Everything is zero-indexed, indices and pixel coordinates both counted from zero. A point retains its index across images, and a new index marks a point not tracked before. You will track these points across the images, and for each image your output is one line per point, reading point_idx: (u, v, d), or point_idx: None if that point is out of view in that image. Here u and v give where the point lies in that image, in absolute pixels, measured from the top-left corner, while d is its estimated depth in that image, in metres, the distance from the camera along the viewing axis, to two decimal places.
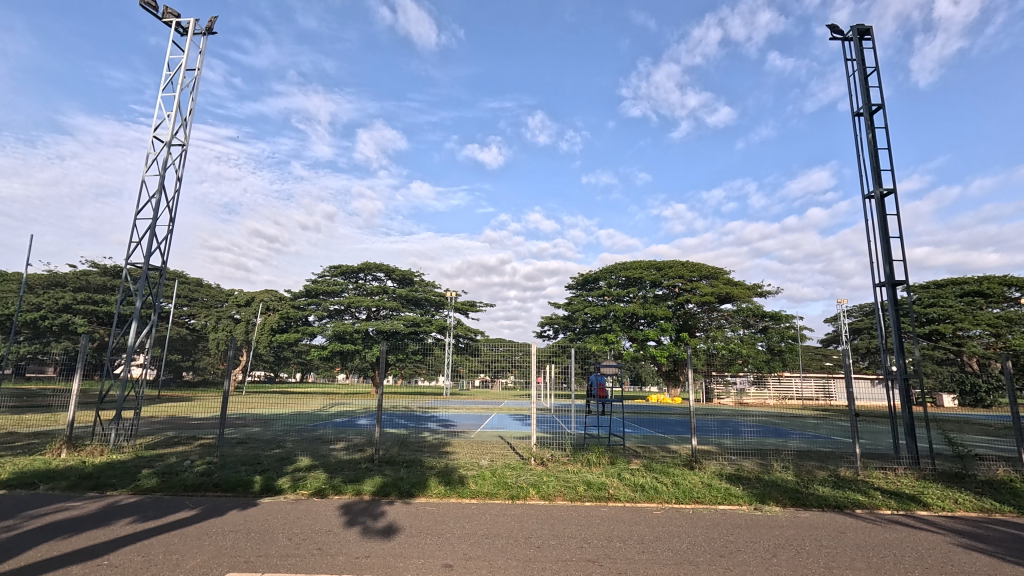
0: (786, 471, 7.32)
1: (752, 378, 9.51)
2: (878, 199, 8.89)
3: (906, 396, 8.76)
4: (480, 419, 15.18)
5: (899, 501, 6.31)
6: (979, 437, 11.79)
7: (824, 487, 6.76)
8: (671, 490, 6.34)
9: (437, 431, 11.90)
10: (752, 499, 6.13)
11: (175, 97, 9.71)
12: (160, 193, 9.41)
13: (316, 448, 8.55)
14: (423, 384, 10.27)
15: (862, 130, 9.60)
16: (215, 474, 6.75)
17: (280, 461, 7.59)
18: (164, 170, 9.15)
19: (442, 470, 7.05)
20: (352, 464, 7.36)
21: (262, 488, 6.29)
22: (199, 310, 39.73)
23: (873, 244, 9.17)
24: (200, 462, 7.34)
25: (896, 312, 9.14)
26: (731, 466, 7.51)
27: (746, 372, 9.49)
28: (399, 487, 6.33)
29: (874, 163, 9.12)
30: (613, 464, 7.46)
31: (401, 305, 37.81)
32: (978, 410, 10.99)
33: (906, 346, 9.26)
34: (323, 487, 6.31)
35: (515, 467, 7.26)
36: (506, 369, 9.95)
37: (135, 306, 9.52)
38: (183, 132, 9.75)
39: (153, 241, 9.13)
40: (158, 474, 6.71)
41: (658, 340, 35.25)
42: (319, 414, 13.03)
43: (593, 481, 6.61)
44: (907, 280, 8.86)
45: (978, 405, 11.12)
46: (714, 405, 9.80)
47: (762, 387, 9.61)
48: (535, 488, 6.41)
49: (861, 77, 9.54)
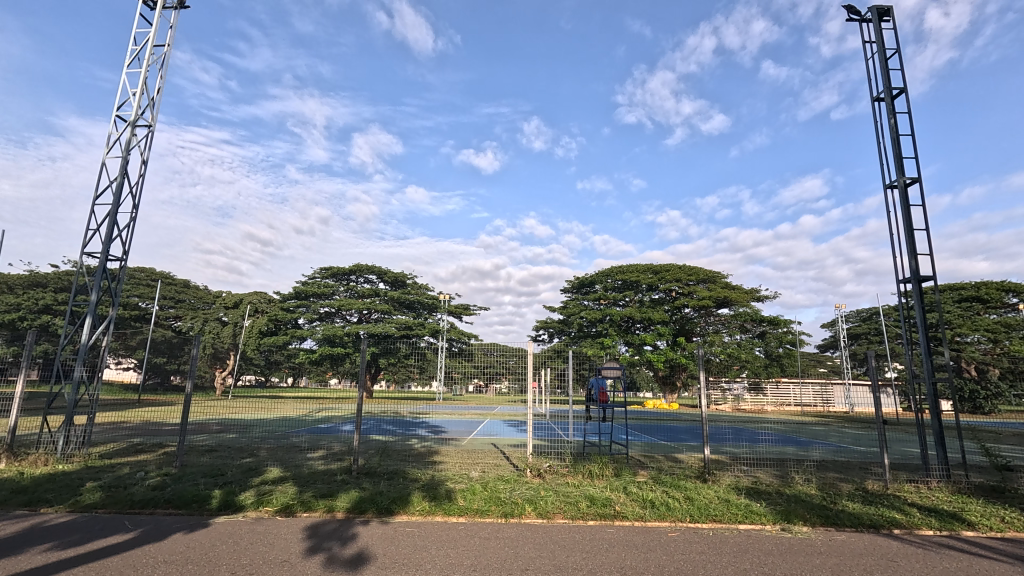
0: (808, 485, 6.60)
1: (749, 385, 8.86)
2: (902, 189, 8.21)
3: (934, 402, 8.06)
4: (472, 426, 14.51)
5: (939, 519, 5.62)
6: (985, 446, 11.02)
7: (852, 503, 6.05)
8: (683, 506, 5.63)
9: (425, 438, 11.16)
10: (777, 518, 5.41)
11: (142, 73, 8.95)
12: (122, 177, 8.64)
13: (290, 457, 7.75)
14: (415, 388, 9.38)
15: (883, 117, 8.98)
16: (169, 488, 5.97)
17: (247, 472, 6.79)
18: (127, 151, 8.39)
19: (428, 483, 6.29)
20: (327, 476, 6.56)
21: (220, 505, 5.52)
22: (186, 312, 38.81)
23: (897, 237, 8.46)
24: (155, 474, 6.54)
25: (923, 313, 8.41)
26: (747, 478, 6.79)
27: (743, 378, 8.76)
28: (377, 503, 5.59)
29: (897, 151, 8.47)
30: (617, 476, 6.72)
31: (392, 308, 36.99)
32: (982, 417, 10.27)
33: (933, 347, 8.54)
34: (290, 503, 5.55)
35: (508, 480, 6.52)
36: (499, 375, 9.25)
37: (89, 301, 8.52)
38: (151, 113, 8.99)
39: (112, 229, 8.33)
40: (103, 488, 5.91)
41: (654, 344, 34.47)
42: (300, 419, 12.19)
43: (596, 495, 5.88)
44: (933, 278, 8.15)
45: (979, 411, 10.41)
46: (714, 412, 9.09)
47: (760, 394, 8.96)
48: (531, 504, 5.67)
49: (881, 60, 8.94)
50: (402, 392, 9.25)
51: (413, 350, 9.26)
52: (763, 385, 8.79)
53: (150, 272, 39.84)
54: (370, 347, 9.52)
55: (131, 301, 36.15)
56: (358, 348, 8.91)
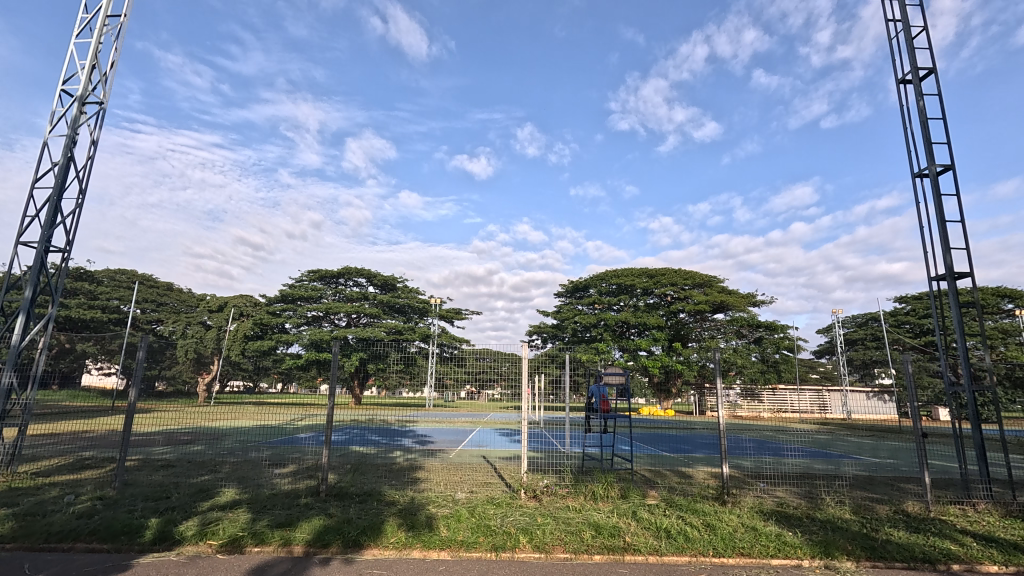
0: (841, 508, 5.80)
1: (743, 391, 8.23)
2: (934, 178, 7.42)
3: (975, 412, 7.23)
4: (463, 435, 13.70)
5: (1001, 551, 4.82)
6: (1014, 459, 10.20)
7: (897, 531, 5.24)
8: (705, 537, 4.81)
9: (411, 451, 10.31)
10: (815, 551, 4.61)
11: (93, 44, 8.05)
12: (67, 159, 7.70)
13: (252, 475, 6.81)
14: (408, 397, 8.32)
15: (909, 101, 8.20)
16: (98, 515, 5.03)
17: (196, 494, 5.82)
18: (72, 131, 7.48)
19: (406, 508, 5.41)
20: (289, 499, 5.64)
21: (154, 538, 4.61)
22: (168, 316, 37.63)
23: (926, 232, 7.67)
24: (85, 497, 5.57)
25: (959, 312, 7.57)
26: (772, 499, 5.97)
27: (736, 384, 8.14)
28: (344, 534, 4.71)
29: (927, 136, 7.69)
30: (625, 498, 5.85)
31: (382, 312, 36.04)
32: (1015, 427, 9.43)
33: (970, 351, 7.71)
34: (239, 535, 4.66)
35: (499, 503, 5.63)
36: (492, 380, 8.47)
37: (23, 296, 7.59)
38: (102, 89, 8.09)
39: (54, 217, 7.42)
40: (17, 517, 4.97)
41: (648, 350, 33.90)
42: (276, 428, 11.26)
43: (603, 524, 5.03)
44: (970, 275, 7.34)
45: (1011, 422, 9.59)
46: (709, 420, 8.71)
47: (755, 400, 8.37)
48: (526, 534, 4.80)
49: (907, 41, 8.23)
50: (392, 398, 8.36)
51: (400, 354, 8.38)
52: (758, 391, 8.35)
53: (131, 274, 38.65)
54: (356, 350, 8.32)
55: (112, 303, 34.93)
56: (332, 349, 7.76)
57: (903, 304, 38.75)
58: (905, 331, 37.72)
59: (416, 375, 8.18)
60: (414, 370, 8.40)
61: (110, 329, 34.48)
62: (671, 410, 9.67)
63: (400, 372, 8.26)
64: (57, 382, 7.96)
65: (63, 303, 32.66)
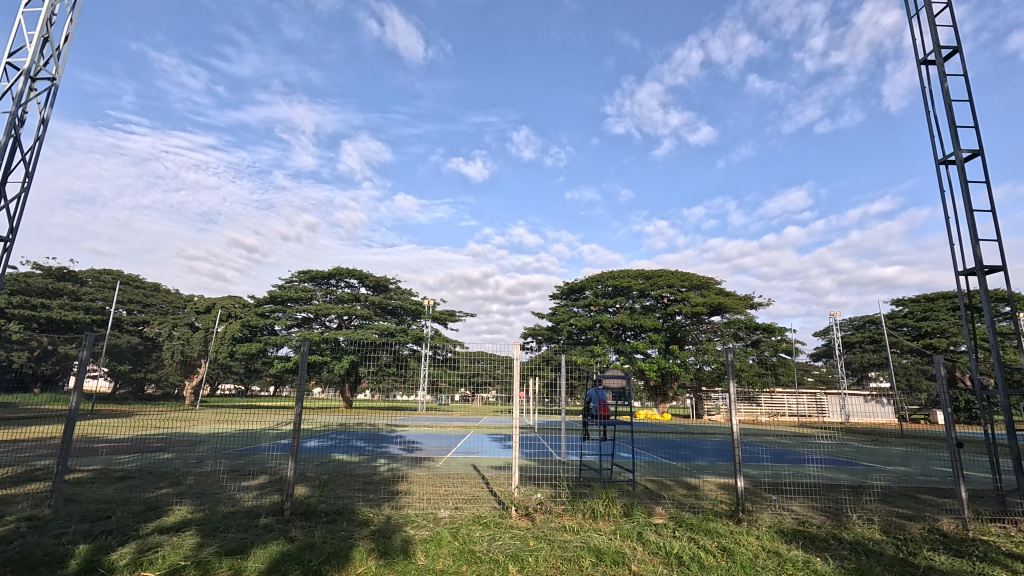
0: (871, 527, 5.17)
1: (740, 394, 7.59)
2: (960, 165, 6.78)
3: (1010, 420, 6.56)
4: (454, 441, 13.05)
5: None
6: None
7: (939, 555, 4.61)
8: (723, 565, 4.17)
9: (396, 461, 9.62)
10: None
11: (45, 15, 7.38)
12: (10, 139, 7.00)
13: (214, 489, 6.12)
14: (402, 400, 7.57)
15: (929, 83, 7.58)
16: (18, 542, 4.32)
17: (142, 514, 5.12)
18: (15, 106, 6.81)
19: (380, 529, 4.75)
20: (247, 520, 4.95)
21: (78, 570, 3.92)
22: (153, 317, 36.76)
23: (950, 222, 6.98)
24: (10, 518, 4.85)
25: (991, 311, 6.91)
26: (791, 516, 5.34)
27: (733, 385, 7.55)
28: (303, 564, 4.03)
29: (952, 119, 7.05)
30: (628, 517, 5.20)
31: (373, 314, 35.30)
32: None
33: (1001, 354, 7.06)
34: (180, 565, 3.97)
35: (487, 523, 4.96)
36: (486, 384, 7.73)
37: None
38: (57, 65, 7.45)
39: None
40: None
41: (645, 352, 33.37)
42: (253, 435, 10.56)
43: (605, 548, 4.38)
44: (1002, 269, 6.70)
45: None
46: (705, 423, 8.26)
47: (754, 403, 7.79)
48: (516, 562, 4.14)
49: (928, 19, 7.61)
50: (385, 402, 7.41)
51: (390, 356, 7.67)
52: (757, 394, 7.64)
53: (117, 274, 37.83)
54: (347, 350, 7.78)
55: (95, 304, 33.95)
56: (299, 344, 7.11)
57: (902, 307, 38.27)
58: (904, 334, 37.21)
59: (411, 378, 7.59)
60: (406, 372, 7.61)
61: (93, 330, 33.51)
62: (667, 414, 8.52)
63: (396, 374, 7.47)
64: (39, 385, 7.32)
65: (44, 304, 31.69)
